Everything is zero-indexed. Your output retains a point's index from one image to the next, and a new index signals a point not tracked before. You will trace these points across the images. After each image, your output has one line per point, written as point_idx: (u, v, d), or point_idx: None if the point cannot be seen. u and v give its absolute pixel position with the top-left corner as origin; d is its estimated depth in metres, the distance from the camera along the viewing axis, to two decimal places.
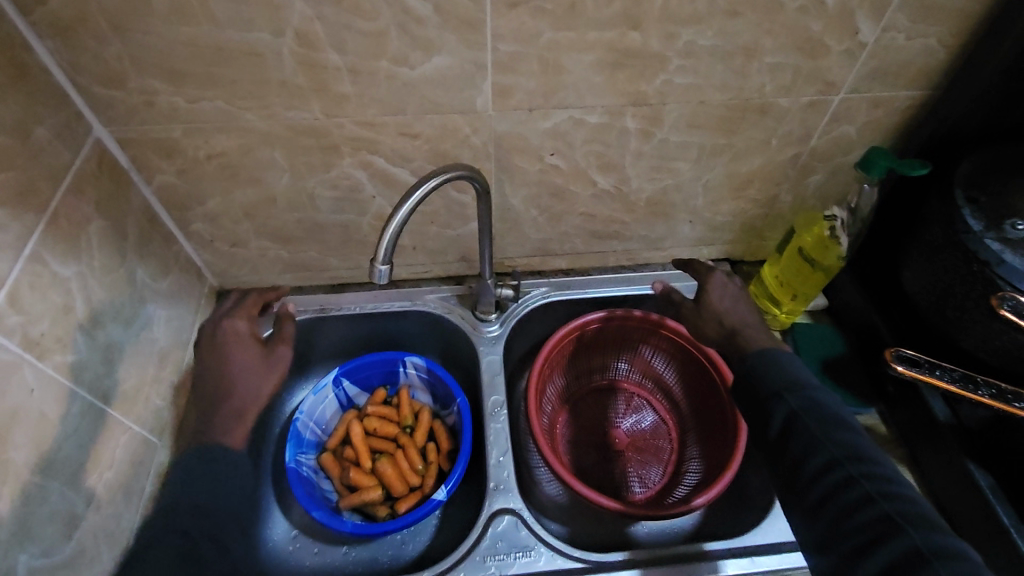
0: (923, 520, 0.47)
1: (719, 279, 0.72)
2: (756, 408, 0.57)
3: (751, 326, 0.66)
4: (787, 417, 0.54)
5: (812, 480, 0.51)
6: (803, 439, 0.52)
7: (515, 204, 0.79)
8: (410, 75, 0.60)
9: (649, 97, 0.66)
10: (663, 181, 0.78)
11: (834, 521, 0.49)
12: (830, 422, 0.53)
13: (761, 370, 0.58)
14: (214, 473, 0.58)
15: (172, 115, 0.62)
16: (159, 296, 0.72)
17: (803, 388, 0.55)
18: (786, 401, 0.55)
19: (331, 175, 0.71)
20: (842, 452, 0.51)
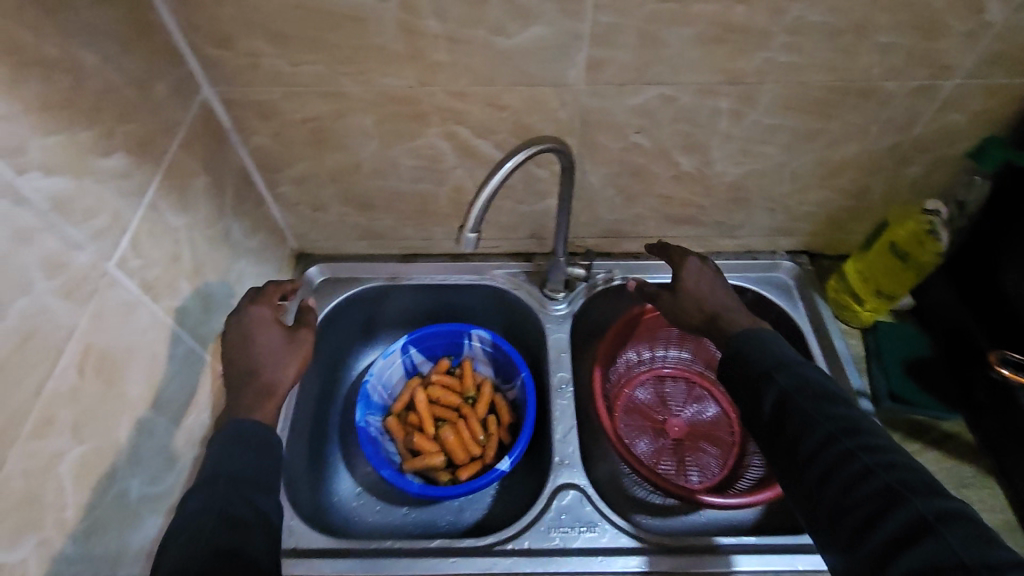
0: (928, 488, 0.45)
1: (694, 264, 0.70)
2: (750, 389, 0.57)
3: (734, 311, 0.65)
4: (779, 398, 0.54)
5: (810, 456, 0.50)
6: (799, 417, 0.52)
7: (592, 182, 0.78)
8: (506, 44, 0.60)
9: (747, 76, 0.64)
10: (749, 166, 0.76)
11: (836, 496, 0.47)
12: (823, 398, 0.52)
13: (750, 351, 0.58)
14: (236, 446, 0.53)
15: (274, 78, 0.64)
16: (249, 254, 0.75)
17: (792, 367, 0.56)
18: (776, 381, 0.55)
19: (416, 144, 0.72)
20: (836, 425, 0.50)
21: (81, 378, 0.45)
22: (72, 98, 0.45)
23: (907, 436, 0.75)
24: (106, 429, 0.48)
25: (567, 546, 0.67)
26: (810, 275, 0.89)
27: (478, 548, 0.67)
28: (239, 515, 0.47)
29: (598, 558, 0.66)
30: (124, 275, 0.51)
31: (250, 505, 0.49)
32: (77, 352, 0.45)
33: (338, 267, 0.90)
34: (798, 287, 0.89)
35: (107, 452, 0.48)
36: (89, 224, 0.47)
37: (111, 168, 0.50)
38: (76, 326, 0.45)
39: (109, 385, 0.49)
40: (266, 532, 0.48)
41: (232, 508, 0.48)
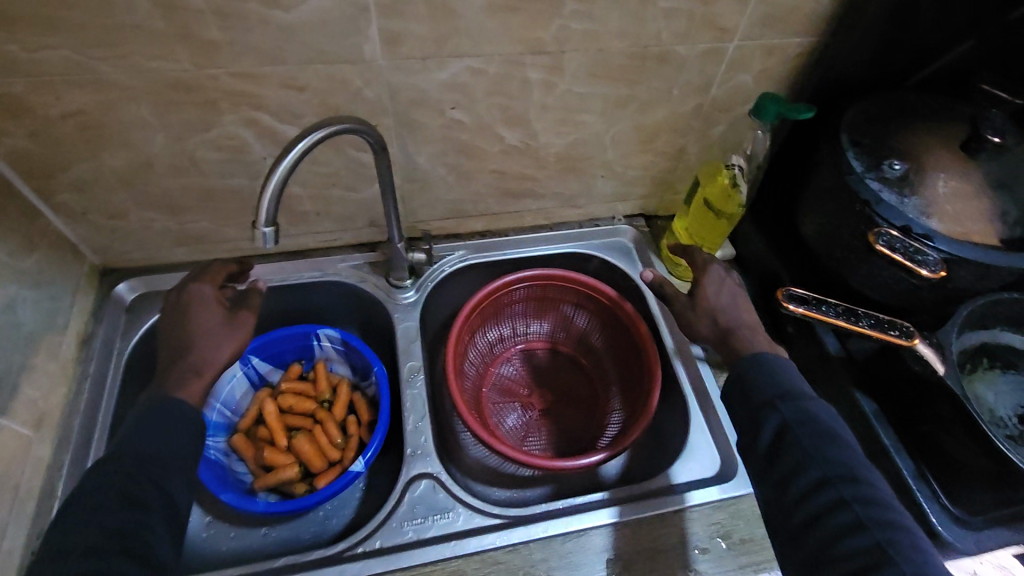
0: (914, 550, 0.49)
1: (717, 272, 0.70)
2: (750, 416, 0.59)
3: (745, 329, 0.66)
4: (778, 429, 0.57)
5: (800, 496, 0.54)
6: (795, 452, 0.56)
7: (420, 162, 0.76)
8: (285, 18, 0.55)
9: (547, 45, 0.64)
10: (572, 135, 0.77)
11: (824, 544, 0.51)
12: (821, 436, 0.56)
13: (754, 379, 0.61)
14: (152, 425, 0.54)
15: (11, 67, 0.54)
16: (25, 276, 0.65)
17: (796, 400, 0.58)
18: (778, 412, 0.58)
19: (213, 135, 0.65)
20: (829, 469, 0.54)
21: None
22: None
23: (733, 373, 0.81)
24: None
25: (420, 537, 0.65)
26: (647, 237, 0.94)
27: (327, 557, 0.63)
28: (140, 496, 0.50)
29: (452, 543, 0.65)
30: None
31: (161, 492, 0.51)
32: None
33: (153, 280, 0.80)
34: (636, 249, 0.94)
35: None
36: None
37: None
38: None
39: None
40: (167, 521, 0.51)
41: (135, 486, 0.50)
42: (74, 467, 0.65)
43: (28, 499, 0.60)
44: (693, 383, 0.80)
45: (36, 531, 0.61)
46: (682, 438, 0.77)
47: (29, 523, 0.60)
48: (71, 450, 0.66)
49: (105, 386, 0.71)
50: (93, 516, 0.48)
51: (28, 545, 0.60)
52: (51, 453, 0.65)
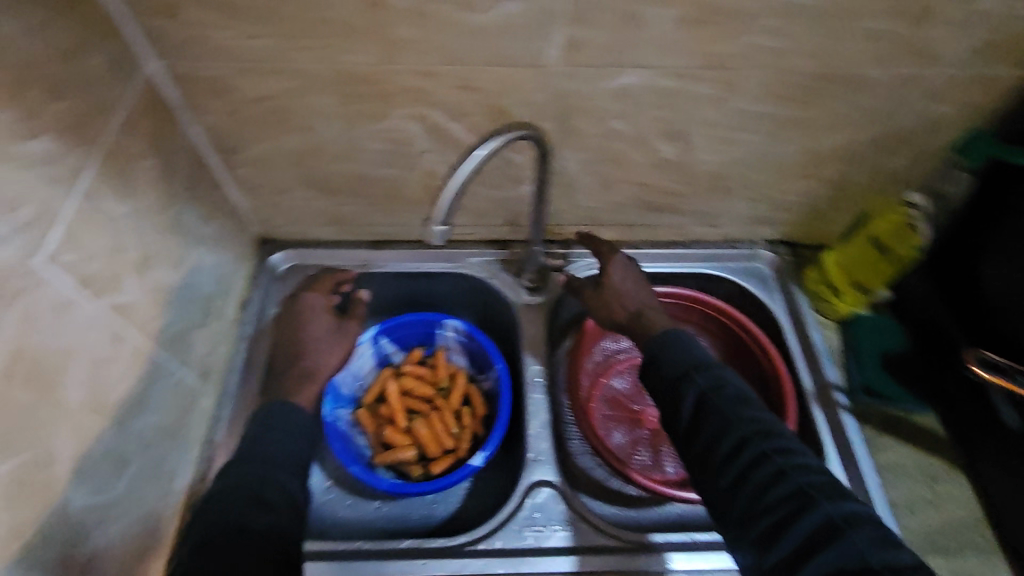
0: (837, 491, 0.48)
1: (621, 259, 0.73)
2: (669, 400, 0.58)
3: (656, 308, 0.68)
4: (697, 398, 0.56)
5: (723, 461, 0.52)
6: (715, 419, 0.54)
7: (570, 168, 0.75)
8: (476, 21, 0.56)
9: (731, 61, 0.61)
10: (731, 154, 0.73)
11: (751, 498, 0.49)
12: (737, 400, 0.55)
13: (666, 354, 0.60)
14: (275, 430, 0.60)
15: (225, 52, 0.59)
16: (206, 242, 0.71)
17: (714, 370, 0.58)
18: (695, 381, 0.57)
19: (383, 127, 0.67)
20: (751, 429, 0.53)
21: (5, 386, 0.41)
22: None
23: (880, 429, 0.75)
24: (34, 439, 0.44)
25: (539, 546, 0.66)
26: (789, 266, 0.88)
27: (448, 548, 0.65)
28: (266, 496, 0.52)
29: (569, 557, 0.65)
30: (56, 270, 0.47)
31: (282, 491, 0.54)
32: (2, 357, 0.41)
33: (304, 254, 0.85)
34: (776, 278, 0.88)
35: (43, 462, 0.45)
36: (10, 217, 0.42)
37: (37, 154, 0.44)
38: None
39: (40, 391, 0.45)
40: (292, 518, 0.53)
41: (259, 488, 0.53)
42: (230, 420, 0.71)
43: (193, 444, 0.67)
44: (832, 433, 0.74)
45: (200, 475, 0.66)
46: None
47: (193, 466, 0.66)
48: (229, 405, 0.71)
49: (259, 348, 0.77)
50: (232, 514, 0.50)
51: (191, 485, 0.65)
52: (212, 403, 0.71)
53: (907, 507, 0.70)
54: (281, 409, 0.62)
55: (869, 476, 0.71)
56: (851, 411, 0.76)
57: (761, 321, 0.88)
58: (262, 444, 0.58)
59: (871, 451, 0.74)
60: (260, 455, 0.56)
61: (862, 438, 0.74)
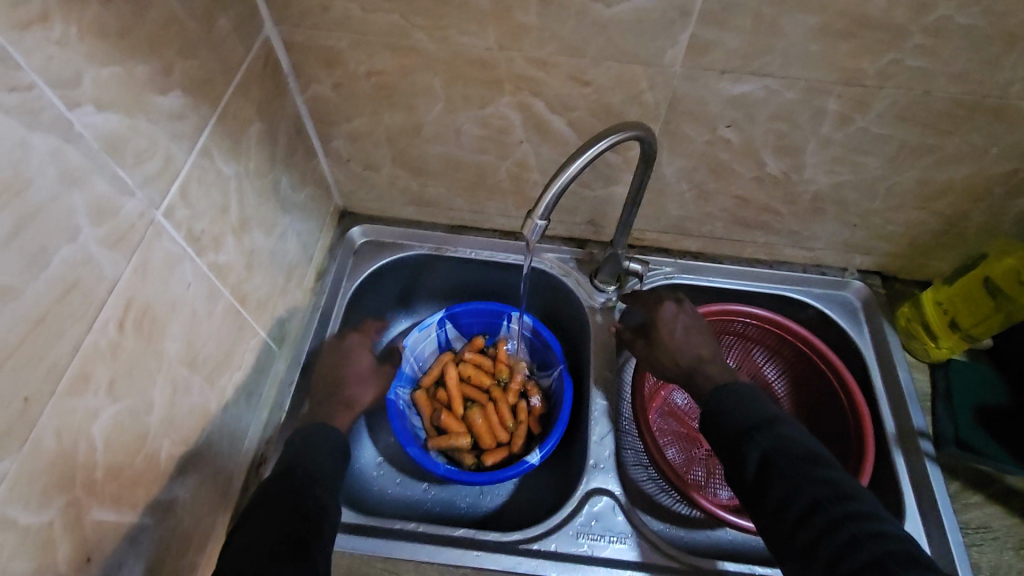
0: (917, 560, 0.45)
1: (671, 309, 0.70)
2: (731, 451, 0.55)
3: (709, 363, 0.65)
4: (762, 458, 0.53)
5: (797, 524, 0.49)
6: (784, 480, 0.51)
7: (666, 174, 0.72)
8: (603, 13, 0.54)
9: (866, 78, 0.57)
10: (842, 176, 0.69)
11: (827, 568, 0.46)
12: (805, 459, 0.52)
13: (726, 410, 0.58)
14: (312, 448, 0.57)
15: (343, 23, 0.58)
16: (296, 209, 0.72)
17: (773, 426, 0.55)
18: (757, 441, 0.54)
19: (485, 112, 0.66)
20: (824, 491, 0.50)
21: (120, 333, 0.42)
22: (131, 26, 0.40)
23: (968, 486, 0.71)
24: (138, 386, 0.45)
25: (594, 555, 0.64)
26: (880, 300, 0.84)
27: (502, 543, 0.65)
28: (307, 509, 0.50)
29: (625, 572, 0.63)
30: (171, 225, 0.47)
31: (317, 503, 0.52)
32: (119, 305, 0.42)
33: (382, 231, 0.86)
34: (864, 311, 0.84)
35: (140, 411, 0.46)
36: (140, 168, 0.43)
37: (167, 108, 0.45)
38: (119, 279, 0.42)
39: (147, 341, 0.46)
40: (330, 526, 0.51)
41: (300, 500, 0.51)
42: (298, 386, 0.72)
43: (263, 406, 0.68)
44: (912, 484, 0.71)
45: (266, 438, 0.67)
46: None
47: (262, 427, 0.68)
48: (300, 371, 0.73)
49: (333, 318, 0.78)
50: (270, 526, 0.48)
51: (257, 446, 0.66)
52: (284, 368, 0.72)
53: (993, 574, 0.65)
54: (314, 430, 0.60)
55: (950, 533, 0.67)
56: (936, 462, 0.71)
57: (842, 354, 0.84)
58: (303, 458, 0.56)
59: (955, 507, 0.69)
60: (300, 471, 0.54)
61: (946, 492, 0.69)
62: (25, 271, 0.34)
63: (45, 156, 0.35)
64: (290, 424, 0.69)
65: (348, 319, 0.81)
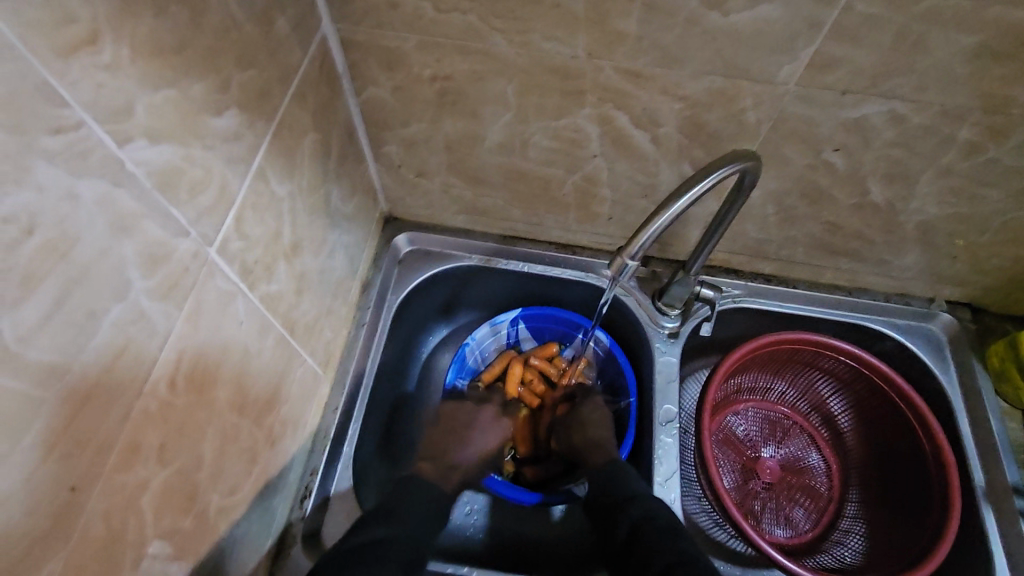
0: None
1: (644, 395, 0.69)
2: (607, 515, 0.57)
3: None
4: (636, 522, 0.54)
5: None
6: (651, 547, 0.51)
7: (752, 196, 0.65)
8: (718, 22, 0.47)
9: (1012, 107, 0.49)
10: (955, 207, 0.62)
11: None
12: (671, 532, 0.53)
13: (620, 478, 0.60)
14: (408, 494, 0.56)
15: (412, 23, 0.51)
16: (344, 221, 0.66)
17: (647, 502, 0.56)
18: (630, 510, 0.55)
19: (559, 124, 0.60)
20: (672, 557, 0.50)
21: (171, 393, 0.37)
22: (188, 38, 0.34)
23: None
24: (191, 445, 0.40)
25: None
26: (969, 335, 0.77)
27: None
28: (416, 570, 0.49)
29: None
30: (224, 261, 0.42)
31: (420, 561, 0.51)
32: (170, 362, 0.37)
33: (430, 239, 0.80)
34: (951, 347, 0.77)
35: (192, 471, 0.41)
36: (195, 202, 0.37)
37: (223, 130, 0.39)
38: (171, 331, 0.36)
39: (200, 394, 0.40)
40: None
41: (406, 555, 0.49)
42: (344, 411, 0.67)
43: (308, 435, 0.63)
44: (1005, 546, 0.65)
45: (310, 469, 0.63)
46: None
47: (306, 456, 0.63)
48: (343, 395, 0.68)
49: (379, 335, 0.73)
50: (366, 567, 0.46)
51: (300, 477, 0.62)
52: (327, 391, 0.67)
53: None
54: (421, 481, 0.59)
55: None
56: None
57: (923, 392, 0.77)
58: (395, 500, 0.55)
59: None
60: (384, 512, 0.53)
61: None
62: (75, 342, 0.29)
63: (93, 207, 0.29)
64: (334, 452, 0.65)
65: (393, 334, 0.75)
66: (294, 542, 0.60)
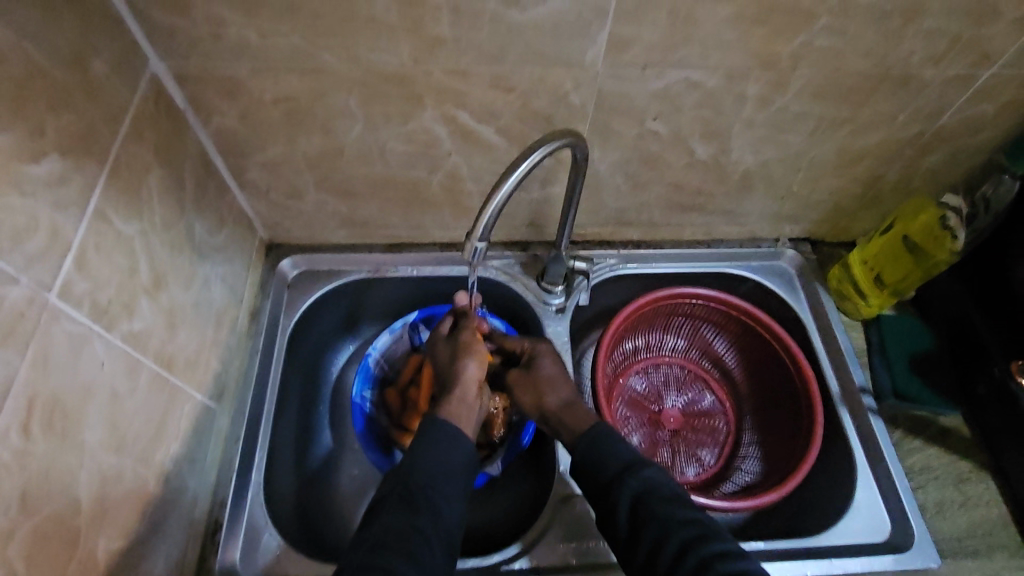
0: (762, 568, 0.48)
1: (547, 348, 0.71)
2: (600, 497, 0.56)
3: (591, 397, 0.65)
4: (632, 503, 0.54)
5: (669, 570, 0.50)
6: (651, 527, 0.52)
7: (601, 170, 0.71)
8: (519, 18, 0.52)
9: (780, 62, 0.58)
10: (767, 154, 0.71)
11: None
12: (669, 501, 0.54)
13: (601, 453, 0.58)
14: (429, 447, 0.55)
15: (240, 50, 0.53)
16: (215, 253, 0.66)
17: (642, 468, 0.56)
18: (627, 486, 0.55)
19: (408, 128, 0.63)
20: (689, 532, 0.51)
21: (25, 440, 0.37)
22: None
23: (908, 432, 0.75)
24: (61, 489, 0.40)
25: (576, 562, 0.64)
26: (813, 264, 0.87)
27: (482, 568, 0.64)
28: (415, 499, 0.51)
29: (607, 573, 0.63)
30: (70, 304, 0.42)
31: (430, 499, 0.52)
32: (20, 408, 0.37)
33: (314, 258, 0.81)
34: (799, 276, 0.87)
35: (65, 517, 0.41)
36: (20, 249, 0.38)
37: (44, 175, 0.40)
38: (16, 378, 0.37)
39: (62, 439, 0.41)
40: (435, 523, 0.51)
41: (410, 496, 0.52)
42: (247, 440, 0.67)
43: (210, 469, 0.63)
44: (860, 438, 0.75)
45: (219, 501, 0.63)
46: (845, 497, 0.73)
47: (211, 489, 0.63)
48: (245, 423, 0.68)
49: (273, 359, 0.73)
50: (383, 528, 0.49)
51: (209, 510, 0.63)
52: (227, 424, 0.67)
53: (938, 510, 0.70)
54: (455, 429, 0.57)
55: (898, 481, 0.71)
56: (878, 414, 0.76)
57: (783, 321, 0.87)
58: (429, 460, 0.54)
59: (900, 454, 0.74)
60: (422, 470, 0.53)
61: (891, 442, 0.74)
62: None
63: None
64: (242, 481, 0.65)
65: (292, 357, 0.75)
66: None
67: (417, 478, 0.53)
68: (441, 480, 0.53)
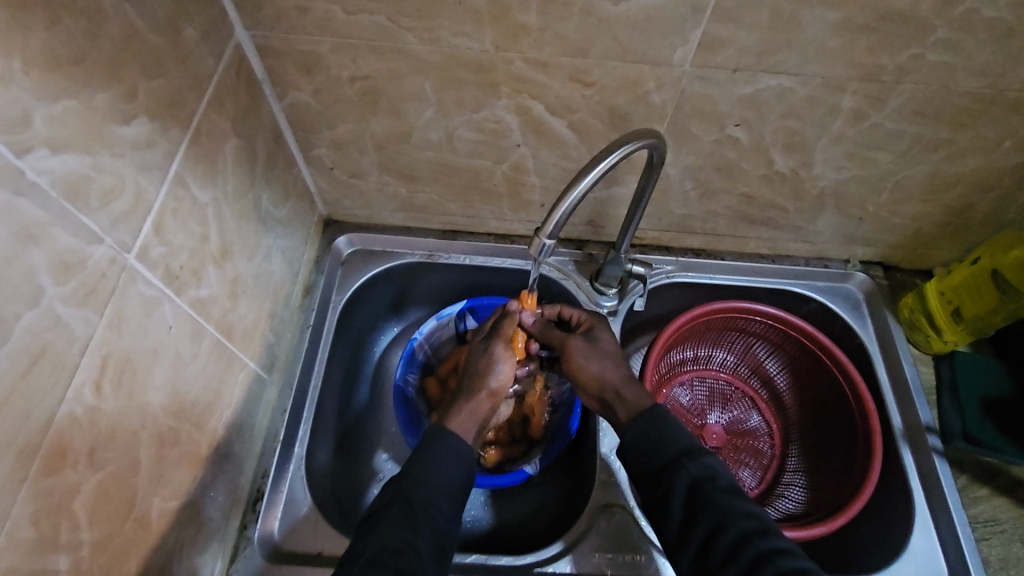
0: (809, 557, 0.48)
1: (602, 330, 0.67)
2: (655, 479, 0.54)
3: None
4: (689, 488, 0.52)
5: (725, 560, 0.49)
6: (708, 514, 0.51)
7: (671, 174, 0.69)
8: (610, 11, 0.50)
9: (883, 74, 0.54)
10: (851, 172, 0.67)
11: None
12: (730, 491, 0.52)
13: (658, 432, 0.55)
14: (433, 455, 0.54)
15: (324, 26, 0.53)
16: (278, 226, 0.67)
17: (702, 455, 0.54)
18: (685, 469, 0.53)
19: (480, 116, 0.62)
20: (749, 524, 0.50)
21: (97, 397, 0.38)
22: (86, 49, 0.35)
23: (975, 478, 0.71)
24: (124, 448, 0.41)
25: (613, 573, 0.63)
26: (883, 291, 0.83)
27: (514, 567, 0.63)
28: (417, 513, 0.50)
29: None
30: (146, 267, 0.43)
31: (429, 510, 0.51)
32: (95, 365, 0.38)
33: (369, 239, 0.81)
34: (868, 303, 0.83)
35: (125, 476, 0.41)
36: (106, 209, 0.38)
37: (133, 138, 0.40)
38: (93, 336, 0.37)
39: (129, 398, 0.41)
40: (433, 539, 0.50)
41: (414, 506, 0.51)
42: (293, 413, 0.67)
43: (257, 437, 0.64)
44: (921, 479, 0.71)
45: (262, 471, 0.64)
46: (900, 540, 0.69)
47: (255, 459, 0.64)
48: (292, 397, 0.68)
49: (324, 336, 0.73)
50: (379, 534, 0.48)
51: (252, 480, 0.63)
52: (275, 395, 0.68)
53: (1003, 566, 0.66)
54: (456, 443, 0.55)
55: (960, 529, 0.67)
56: (944, 455, 0.71)
57: (845, 347, 0.83)
58: (431, 475, 0.52)
59: (964, 501, 0.69)
60: (428, 484, 0.52)
61: (955, 486, 0.70)
62: None
63: None
64: (286, 453, 0.65)
65: (341, 335, 0.76)
66: (248, 544, 0.60)
67: (422, 491, 0.51)
68: (441, 493, 0.52)
